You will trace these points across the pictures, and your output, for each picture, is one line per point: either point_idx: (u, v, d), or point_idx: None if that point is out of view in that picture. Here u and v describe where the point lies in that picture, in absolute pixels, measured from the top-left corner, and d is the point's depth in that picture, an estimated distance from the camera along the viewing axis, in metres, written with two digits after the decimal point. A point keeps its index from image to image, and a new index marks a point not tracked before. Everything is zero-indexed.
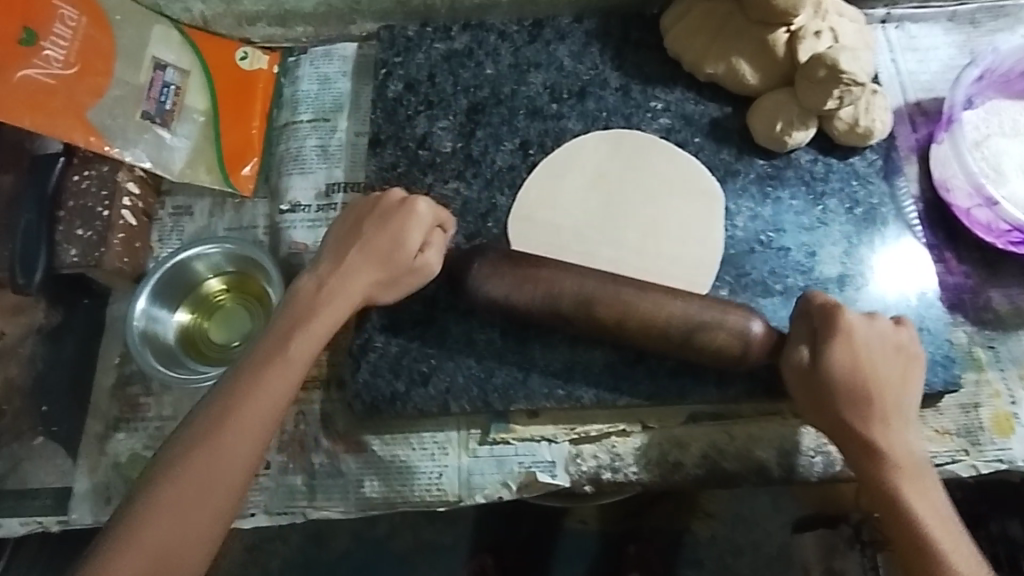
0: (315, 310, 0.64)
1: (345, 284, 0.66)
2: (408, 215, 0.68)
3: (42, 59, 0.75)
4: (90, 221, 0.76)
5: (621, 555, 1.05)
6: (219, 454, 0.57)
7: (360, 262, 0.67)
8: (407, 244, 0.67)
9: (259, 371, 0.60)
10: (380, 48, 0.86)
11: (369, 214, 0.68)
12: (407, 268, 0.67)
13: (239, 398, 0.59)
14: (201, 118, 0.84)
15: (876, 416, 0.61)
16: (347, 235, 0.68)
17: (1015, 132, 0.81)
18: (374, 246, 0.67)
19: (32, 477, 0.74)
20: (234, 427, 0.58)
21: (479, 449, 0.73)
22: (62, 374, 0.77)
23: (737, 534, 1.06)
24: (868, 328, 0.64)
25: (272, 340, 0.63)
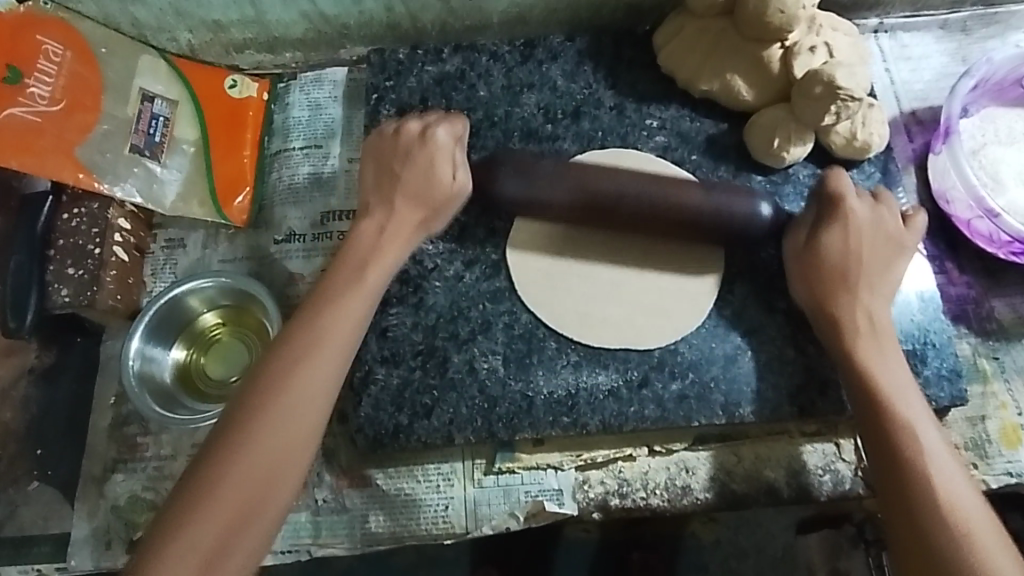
0: (372, 254, 0.68)
1: (397, 226, 0.70)
2: (434, 147, 0.71)
3: (27, 97, 0.74)
4: (82, 260, 0.75)
5: (624, 563, 0.97)
6: (289, 404, 0.58)
7: (405, 204, 0.70)
8: (439, 169, 0.70)
9: (311, 322, 0.62)
10: (371, 72, 0.84)
11: (394, 151, 0.71)
12: (447, 197, 0.71)
13: (298, 354, 0.61)
14: (192, 148, 0.83)
15: (868, 330, 0.66)
16: (380, 177, 0.71)
17: (1010, 140, 0.81)
18: (410, 184, 0.70)
19: (30, 524, 0.72)
20: (293, 382, 0.59)
21: (485, 479, 0.72)
22: (57, 416, 0.76)
23: (740, 536, 0.99)
24: (863, 217, 0.69)
25: (343, 272, 0.66)
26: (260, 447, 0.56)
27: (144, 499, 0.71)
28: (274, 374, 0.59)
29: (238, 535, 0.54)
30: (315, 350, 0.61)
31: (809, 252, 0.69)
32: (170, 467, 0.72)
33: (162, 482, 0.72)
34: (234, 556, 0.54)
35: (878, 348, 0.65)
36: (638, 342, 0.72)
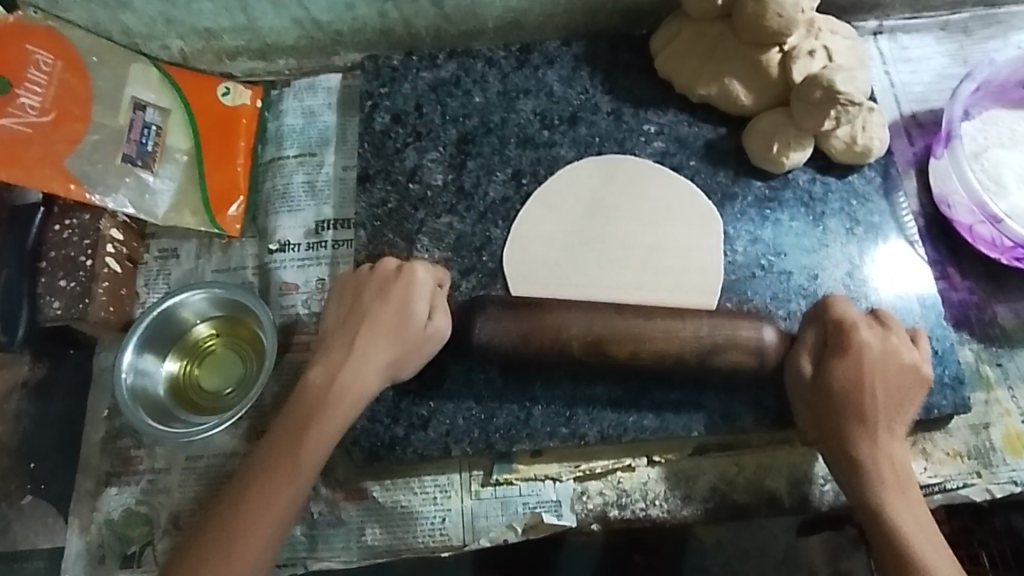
0: (333, 379, 0.64)
1: (354, 366, 0.65)
2: (408, 283, 0.67)
3: (17, 108, 0.74)
4: (73, 272, 0.74)
5: (627, 565, 0.94)
6: (253, 526, 0.59)
7: (369, 336, 0.66)
8: (414, 316, 0.66)
9: (278, 449, 0.62)
10: (365, 79, 0.84)
11: (368, 286, 0.68)
12: (419, 338, 0.66)
13: (267, 474, 0.61)
14: (184, 157, 0.82)
15: (879, 452, 0.62)
16: (349, 312, 0.67)
17: (1013, 143, 0.80)
18: (381, 322, 0.66)
19: (23, 539, 0.72)
20: (264, 505, 0.60)
21: (483, 491, 0.71)
22: (51, 429, 0.75)
23: (742, 538, 0.96)
24: (877, 347, 0.63)
25: (292, 423, 0.63)
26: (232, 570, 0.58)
27: (138, 513, 0.70)
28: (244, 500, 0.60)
29: None
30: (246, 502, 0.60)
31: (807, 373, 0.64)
32: (164, 481, 0.71)
33: (156, 495, 0.71)
34: None
35: (889, 470, 0.61)
36: None
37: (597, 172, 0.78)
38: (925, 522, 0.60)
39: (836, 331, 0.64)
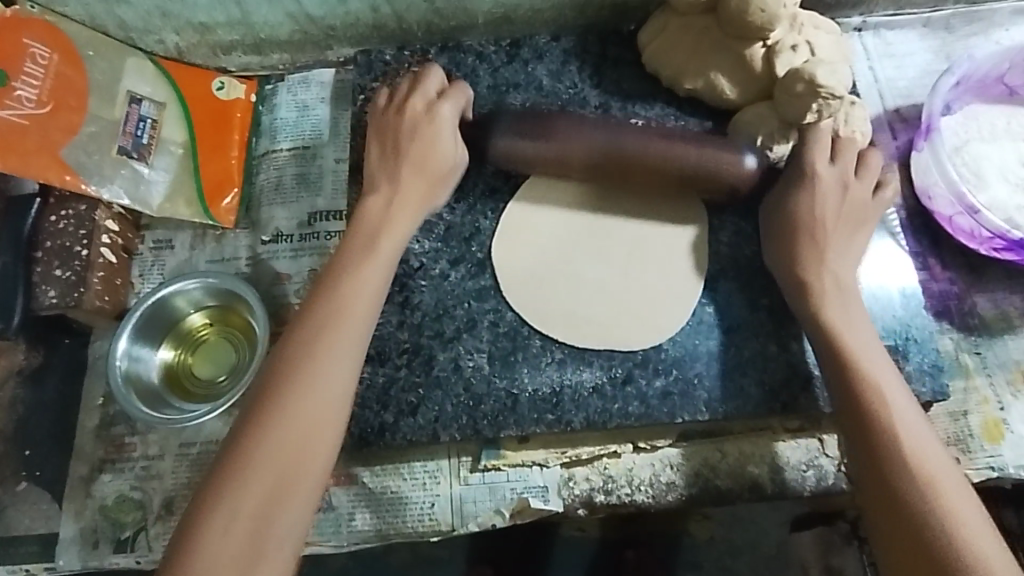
0: (374, 242, 0.69)
1: (402, 202, 0.71)
2: (429, 120, 0.73)
3: (14, 100, 0.74)
4: (68, 261, 0.75)
5: (620, 561, 0.96)
6: (303, 412, 0.58)
7: (411, 173, 0.72)
8: (440, 147, 0.73)
9: (316, 343, 0.61)
10: (357, 73, 0.85)
11: (400, 128, 0.73)
12: (447, 168, 0.74)
13: (311, 361, 0.60)
14: (179, 150, 0.83)
15: (846, 323, 0.66)
16: (388, 151, 0.73)
17: (992, 137, 0.82)
18: (414, 156, 0.72)
19: (16, 523, 0.73)
20: (313, 393, 0.59)
21: (471, 477, 0.72)
22: (45, 417, 0.76)
23: (735, 534, 0.97)
24: (834, 193, 0.71)
25: (347, 258, 0.67)
26: (287, 457, 0.56)
27: (131, 498, 0.72)
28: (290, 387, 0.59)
29: (278, 503, 0.55)
30: (318, 327, 0.62)
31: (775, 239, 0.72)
32: (158, 467, 0.72)
33: (149, 481, 0.72)
34: (280, 519, 0.55)
35: (856, 341, 0.65)
36: (623, 342, 0.72)
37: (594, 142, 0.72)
38: (899, 387, 0.62)
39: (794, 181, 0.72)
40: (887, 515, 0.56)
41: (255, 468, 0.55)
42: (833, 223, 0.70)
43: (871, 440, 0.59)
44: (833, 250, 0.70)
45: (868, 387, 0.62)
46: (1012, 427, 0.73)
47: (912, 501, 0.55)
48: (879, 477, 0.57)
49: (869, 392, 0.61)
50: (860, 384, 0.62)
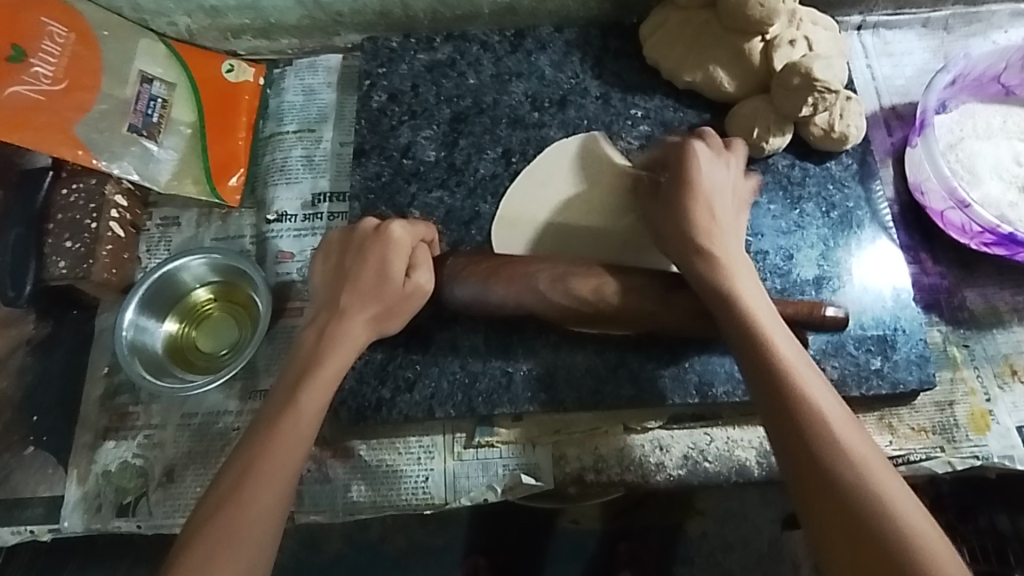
0: (321, 359, 0.65)
1: (343, 333, 0.66)
2: (387, 242, 0.68)
3: (31, 76, 0.76)
4: (78, 234, 0.77)
5: (613, 551, 1.19)
6: (262, 490, 0.58)
7: (355, 303, 0.67)
8: (393, 275, 0.67)
9: (273, 424, 0.61)
10: (363, 59, 0.87)
11: (349, 247, 0.69)
12: (401, 297, 0.68)
13: (269, 444, 0.60)
14: (188, 130, 0.85)
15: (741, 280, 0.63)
16: (334, 277, 0.68)
17: (987, 135, 0.83)
18: (363, 281, 0.67)
19: (22, 487, 0.74)
20: (271, 472, 0.59)
21: (464, 453, 0.74)
22: (50, 385, 0.78)
23: (726, 530, 1.20)
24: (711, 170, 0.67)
25: (294, 373, 0.65)
26: (250, 522, 0.56)
27: (133, 466, 0.74)
28: (252, 472, 0.58)
29: None
30: (270, 434, 0.60)
31: (668, 211, 0.66)
32: (160, 436, 0.75)
33: (152, 449, 0.74)
34: None
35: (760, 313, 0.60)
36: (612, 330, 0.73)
37: (542, 297, 0.69)
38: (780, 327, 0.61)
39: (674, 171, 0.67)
40: (823, 502, 0.52)
41: (228, 527, 0.56)
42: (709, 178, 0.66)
43: (794, 423, 0.55)
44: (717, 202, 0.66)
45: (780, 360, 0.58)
46: (998, 418, 0.74)
47: (851, 485, 0.51)
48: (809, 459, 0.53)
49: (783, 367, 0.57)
50: (773, 358, 0.58)
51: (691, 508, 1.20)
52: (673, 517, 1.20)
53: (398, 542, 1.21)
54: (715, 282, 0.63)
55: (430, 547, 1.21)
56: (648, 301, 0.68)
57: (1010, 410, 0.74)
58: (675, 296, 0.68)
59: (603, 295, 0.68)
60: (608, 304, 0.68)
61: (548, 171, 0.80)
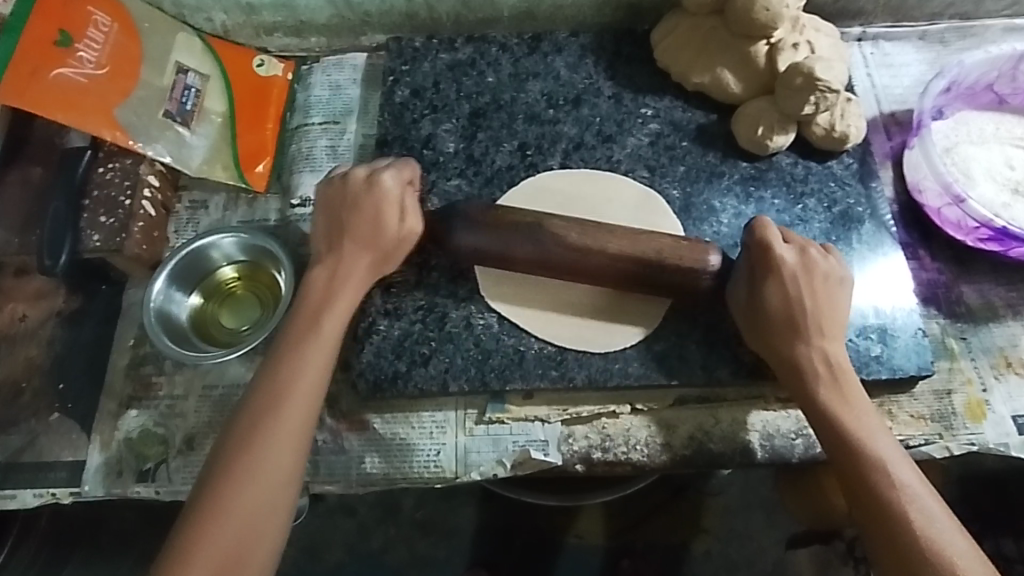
0: (325, 309, 0.70)
1: (347, 275, 0.71)
2: (378, 194, 0.73)
3: (76, 60, 0.80)
4: (113, 210, 0.81)
5: (615, 566, 1.20)
6: (280, 436, 0.63)
7: (351, 246, 0.72)
8: (386, 221, 0.72)
9: (285, 370, 0.66)
10: (388, 58, 0.92)
11: (342, 202, 0.73)
12: (396, 240, 0.73)
13: (280, 397, 0.64)
14: (219, 119, 0.89)
15: (841, 403, 0.65)
16: (333, 225, 0.73)
17: (981, 141, 0.86)
18: (357, 229, 0.72)
19: (47, 452, 0.76)
20: (285, 411, 0.64)
21: (476, 428, 0.76)
22: (78, 354, 0.81)
23: (731, 550, 1.21)
24: (799, 265, 0.69)
25: (301, 323, 0.69)
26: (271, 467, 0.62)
27: (155, 434, 0.76)
28: (265, 419, 0.63)
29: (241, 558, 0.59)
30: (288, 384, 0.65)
31: (766, 323, 0.68)
32: (181, 406, 0.77)
33: (173, 418, 0.77)
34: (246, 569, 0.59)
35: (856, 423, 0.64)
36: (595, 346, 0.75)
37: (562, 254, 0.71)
38: (896, 451, 0.63)
39: (760, 267, 0.69)
40: None
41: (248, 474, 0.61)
42: (796, 273, 0.68)
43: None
44: (809, 319, 0.68)
45: (884, 478, 0.61)
46: (994, 408, 0.76)
47: None
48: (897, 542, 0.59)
49: (874, 463, 0.61)
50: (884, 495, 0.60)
51: (694, 527, 1.22)
52: (678, 534, 1.22)
53: (399, 552, 1.23)
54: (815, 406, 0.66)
55: (429, 560, 1.22)
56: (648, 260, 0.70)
57: (1004, 399, 0.77)
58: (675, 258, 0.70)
59: (605, 245, 0.71)
60: (610, 254, 0.70)
61: (531, 200, 0.82)
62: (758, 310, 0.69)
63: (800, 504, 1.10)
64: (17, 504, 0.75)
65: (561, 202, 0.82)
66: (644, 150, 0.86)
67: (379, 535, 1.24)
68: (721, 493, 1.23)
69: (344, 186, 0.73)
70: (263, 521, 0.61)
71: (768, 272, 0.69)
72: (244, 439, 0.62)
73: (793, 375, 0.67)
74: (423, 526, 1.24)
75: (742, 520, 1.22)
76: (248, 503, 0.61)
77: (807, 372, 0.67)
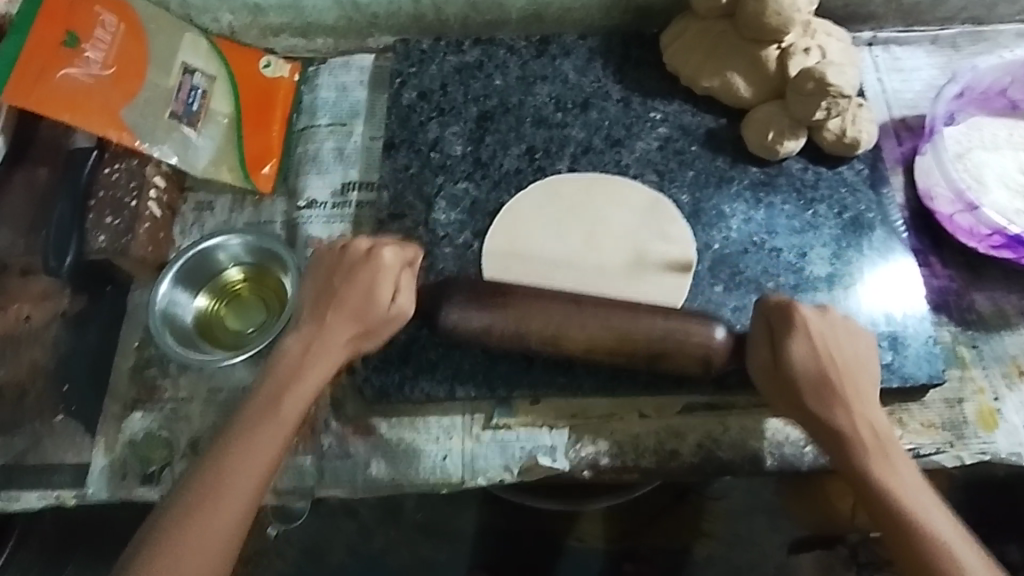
0: (308, 361, 0.66)
1: (324, 345, 0.67)
2: (374, 267, 0.69)
3: (82, 61, 0.80)
4: (118, 211, 0.81)
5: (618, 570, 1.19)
6: (242, 468, 0.61)
7: (337, 318, 0.68)
8: (379, 297, 0.68)
9: (261, 403, 0.64)
10: (396, 60, 0.91)
11: (338, 269, 0.69)
12: (384, 319, 0.68)
13: (251, 429, 0.63)
14: (225, 120, 0.89)
15: (880, 461, 0.62)
16: (321, 294, 0.69)
17: (994, 147, 0.85)
18: (347, 302, 0.68)
19: (51, 454, 0.76)
20: (255, 449, 0.62)
21: (483, 434, 0.75)
22: (83, 356, 0.80)
23: (734, 554, 1.20)
24: (822, 323, 0.66)
25: (285, 365, 0.66)
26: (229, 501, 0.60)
27: (159, 437, 0.76)
28: (232, 451, 0.62)
29: None
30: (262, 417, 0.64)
31: (796, 385, 0.65)
32: (186, 409, 0.77)
33: (178, 422, 0.76)
34: None
35: (896, 482, 0.61)
36: None
37: (561, 308, 0.69)
38: (935, 503, 0.61)
39: (781, 330, 0.66)
40: None
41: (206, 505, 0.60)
42: (820, 338, 0.65)
43: None
44: (841, 380, 0.64)
45: (930, 534, 0.58)
46: (1006, 417, 0.75)
47: None
48: None
49: (918, 519, 0.59)
50: (931, 552, 0.58)
51: (697, 531, 1.21)
52: (681, 538, 1.21)
53: (401, 554, 1.22)
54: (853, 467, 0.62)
55: (432, 562, 1.22)
56: (637, 341, 0.67)
57: (1017, 408, 0.76)
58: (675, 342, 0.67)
59: (591, 333, 0.67)
60: (591, 337, 0.67)
61: (535, 210, 0.81)
62: (785, 373, 0.65)
63: (802, 509, 1.09)
64: (21, 506, 0.74)
65: (568, 208, 0.81)
66: (653, 154, 0.85)
67: (381, 537, 1.23)
68: (722, 498, 1.21)
69: (343, 257, 0.70)
70: (215, 555, 0.59)
71: (787, 332, 0.66)
72: (209, 467, 0.61)
73: (828, 435, 0.64)
74: (425, 529, 1.23)
75: (745, 524, 1.21)
76: (201, 536, 0.59)
77: (845, 432, 0.63)
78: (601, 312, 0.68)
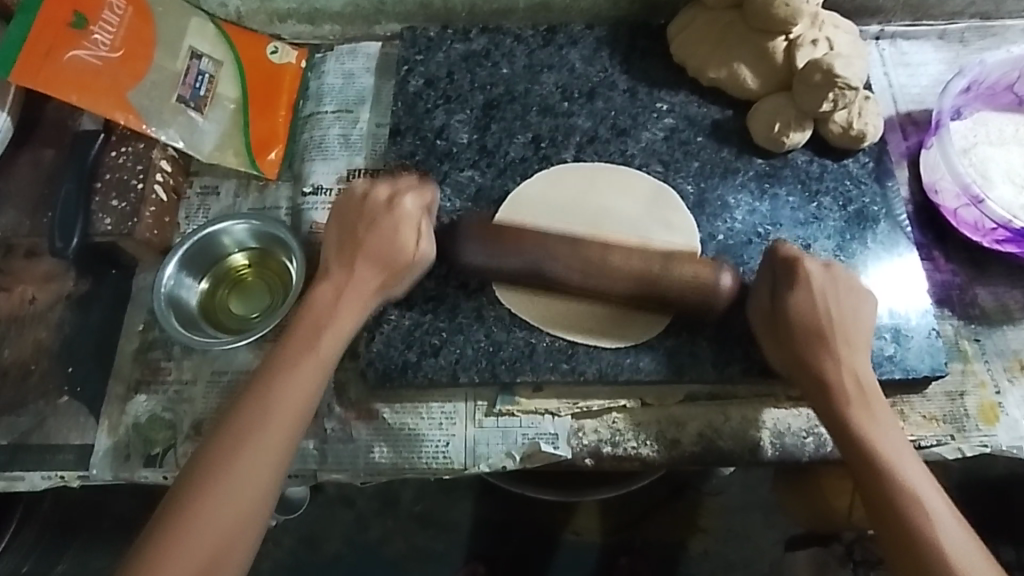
0: (332, 313, 0.68)
1: (352, 292, 0.69)
2: (396, 215, 0.72)
3: (90, 42, 0.80)
4: (125, 194, 0.81)
5: (613, 565, 1.19)
6: (276, 423, 0.62)
7: (359, 263, 0.70)
8: (402, 244, 0.71)
9: (290, 359, 0.65)
10: (402, 47, 0.91)
11: (358, 218, 0.71)
12: (406, 263, 0.71)
13: (281, 385, 0.64)
14: (232, 106, 0.89)
15: (860, 411, 0.63)
16: (344, 242, 0.71)
17: (1001, 142, 0.85)
18: (370, 247, 0.70)
19: (55, 434, 0.76)
20: (285, 404, 0.63)
21: (485, 420, 0.75)
22: (88, 338, 0.80)
23: (729, 550, 1.20)
24: (824, 277, 0.68)
25: (308, 319, 0.68)
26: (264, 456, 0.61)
27: (163, 419, 0.76)
28: (262, 409, 0.63)
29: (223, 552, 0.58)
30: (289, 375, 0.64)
31: (792, 334, 0.67)
32: (190, 392, 0.77)
33: (182, 404, 0.77)
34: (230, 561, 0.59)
35: (875, 433, 0.62)
36: (609, 339, 0.75)
37: (571, 248, 0.72)
38: (913, 460, 0.61)
39: (785, 278, 0.69)
40: None
41: (241, 462, 0.61)
42: (821, 287, 0.68)
43: None
44: (837, 330, 0.66)
45: (900, 485, 0.59)
46: (1007, 411, 0.76)
47: None
48: (912, 554, 0.57)
49: (888, 469, 0.60)
50: (897, 500, 0.59)
51: (694, 526, 1.22)
52: (677, 534, 1.21)
53: (397, 545, 1.23)
54: (832, 414, 0.64)
55: (428, 552, 1.22)
56: (657, 281, 0.71)
57: (1018, 403, 0.76)
58: (678, 278, 0.71)
59: (609, 265, 0.71)
60: (617, 274, 0.71)
61: (541, 196, 0.82)
62: (781, 320, 0.67)
63: (796, 506, 1.08)
64: (25, 486, 0.74)
65: (573, 196, 0.81)
66: (659, 145, 0.85)
67: (378, 527, 1.23)
68: (720, 493, 1.22)
69: (364, 202, 0.72)
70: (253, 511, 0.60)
71: (789, 281, 0.68)
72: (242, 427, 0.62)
73: (813, 383, 0.65)
74: (422, 520, 1.23)
75: (740, 520, 1.21)
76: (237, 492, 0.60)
77: (830, 381, 0.65)
78: (619, 252, 0.72)
